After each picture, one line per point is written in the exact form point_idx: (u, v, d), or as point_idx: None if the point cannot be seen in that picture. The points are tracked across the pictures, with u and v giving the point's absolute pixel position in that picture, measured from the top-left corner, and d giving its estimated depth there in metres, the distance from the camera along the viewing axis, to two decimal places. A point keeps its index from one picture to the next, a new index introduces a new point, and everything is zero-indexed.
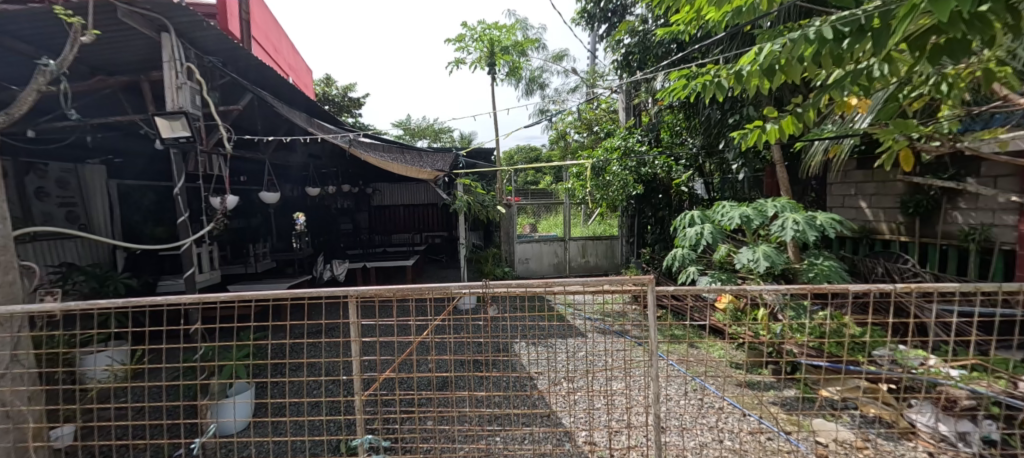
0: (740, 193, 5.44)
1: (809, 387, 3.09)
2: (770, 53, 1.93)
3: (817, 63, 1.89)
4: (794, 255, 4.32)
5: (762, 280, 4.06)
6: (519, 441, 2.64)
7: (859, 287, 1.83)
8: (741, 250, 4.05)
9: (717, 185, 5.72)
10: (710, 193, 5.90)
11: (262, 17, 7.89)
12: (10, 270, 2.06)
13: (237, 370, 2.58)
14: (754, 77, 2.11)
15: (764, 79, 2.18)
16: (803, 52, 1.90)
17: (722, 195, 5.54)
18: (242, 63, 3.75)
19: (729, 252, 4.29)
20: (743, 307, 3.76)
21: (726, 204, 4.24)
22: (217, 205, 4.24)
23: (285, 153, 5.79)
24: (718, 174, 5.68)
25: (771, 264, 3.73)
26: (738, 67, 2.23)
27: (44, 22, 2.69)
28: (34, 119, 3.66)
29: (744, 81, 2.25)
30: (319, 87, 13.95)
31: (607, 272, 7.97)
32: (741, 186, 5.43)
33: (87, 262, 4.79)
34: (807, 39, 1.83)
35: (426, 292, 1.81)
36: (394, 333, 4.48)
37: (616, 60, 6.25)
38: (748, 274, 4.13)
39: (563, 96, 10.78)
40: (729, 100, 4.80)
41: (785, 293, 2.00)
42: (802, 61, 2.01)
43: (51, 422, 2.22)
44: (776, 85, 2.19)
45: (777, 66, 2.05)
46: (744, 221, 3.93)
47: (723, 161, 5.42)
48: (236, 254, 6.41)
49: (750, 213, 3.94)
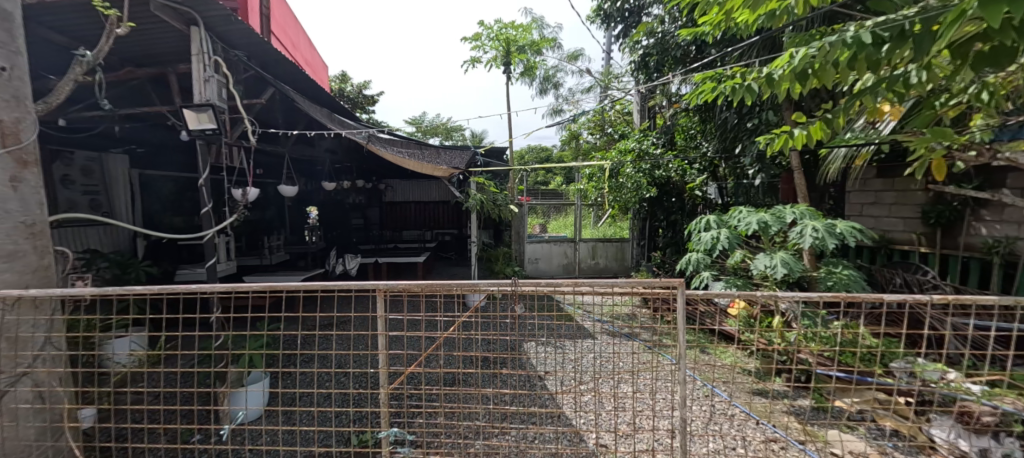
0: (754, 199, 5.36)
1: (823, 396, 3.07)
2: (805, 56, 1.92)
3: (853, 67, 1.88)
4: (811, 263, 4.25)
5: (777, 286, 4.03)
6: (529, 440, 2.71)
7: (890, 296, 1.74)
8: (758, 256, 4.00)
9: (731, 190, 5.68)
10: (724, 197, 5.88)
11: (280, 11, 7.94)
12: (46, 255, 1.99)
13: (255, 358, 2.68)
14: (786, 80, 2.09)
15: (795, 84, 2.16)
16: (839, 55, 1.88)
17: (736, 200, 5.50)
18: (265, 57, 3.80)
19: (744, 258, 4.24)
20: (758, 314, 3.72)
21: (743, 209, 4.19)
22: (237, 197, 4.31)
23: (302, 147, 5.85)
24: (733, 179, 5.64)
25: (788, 271, 3.70)
26: (770, 70, 2.20)
27: (79, 13, 2.75)
28: (65, 108, 3.75)
29: (773, 85, 2.22)
30: (335, 82, 14.10)
31: (616, 275, 7.96)
32: (755, 191, 5.34)
33: (109, 249, 4.92)
34: (844, 42, 1.81)
35: (454, 288, 1.80)
36: (406, 328, 4.53)
37: (633, 61, 6.20)
38: (763, 281, 4.09)
39: (578, 96, 10.73)
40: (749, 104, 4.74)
41: (812, 300, 1.89)
42: (836, 65, 1.99)
43: (75, 403, 2.27)
44: (808, 90, 2.17)
45: (810, 70, 2.03)
46: (762, 226, 3.89)
47: (739, 166, 5.35)
48: (251, 245, 6.51)
49: (768, 219, 3.90)
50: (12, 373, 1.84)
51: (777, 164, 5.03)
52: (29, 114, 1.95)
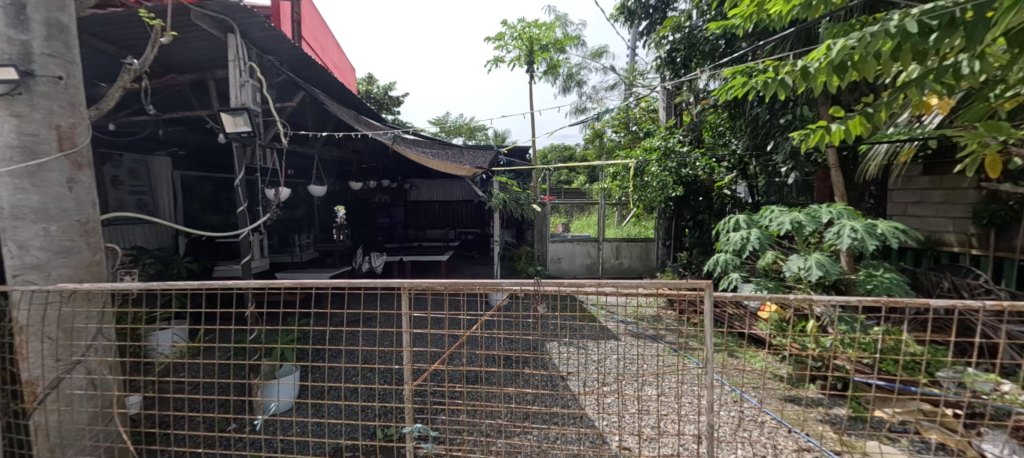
0: (787, 198, 5.17)
1: (863, 405, 2.94)
2: (843, 47, 1.86)
3: (897, 59, 1.82)
4: (849, 266, 4.07)
5: (811, 289, 3.88)
6: (551, 440, 2.73)
7: (940, 302, 1.60)
8: (790, 258, 3.86)
9: (762, 189, 5.51)
10: (754, 196, 5.71)
11: (310, 16, 8.20)
12: (97, 251, 2.09)
13: (285, 351, 2.86)
14: (823, 73, 2.02)
15: (832, 76, 2.09)
16: (881, 46, 1.82)
17: (768, 199, 5.33)
18: (296, 62, 3.93)
19: (775, 259, 4.10)
20: (791, 317, 3.60)
21: (775, 208, 4.06)
22: (270, 197, 4.48)
23: (330, 148, 6.01)
24: (765, 177, 5.45)
25: (824, 274, 3.55)
26: (805, 63, 2.14)
27: (128, 24, 2.92)
28: (115, 113, 3.99)
29: (808, 79, 2.16)
30: (362, 85, 14.44)
31: (641, 275, 7.85)
32: (788, 190, 5.17)
33: (154, 246, 5.22)
34: (888, 32, 1.74)
35: (477, 286, 1.79)
36: (428, 326, 4.61)
37: (659, 57, 6.09)
38: (796, 283, 3.94)
39: (602, 93, 10.63)
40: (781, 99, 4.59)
41: (850, 304, 1.78)
42: (878, 57, 1.93)
43: (124, 391, 2.43)
44: (846, 83, 2.09)
45: (849, 62, 1.97)
46: (795, 227, 3.75)
47: (771, 164, 5.17)
48: (283, 243, 6.76)
49: (802, 219, 3.76)
50: (67, 361, 1.95)
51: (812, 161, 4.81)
52: (83, 119, 2.07)
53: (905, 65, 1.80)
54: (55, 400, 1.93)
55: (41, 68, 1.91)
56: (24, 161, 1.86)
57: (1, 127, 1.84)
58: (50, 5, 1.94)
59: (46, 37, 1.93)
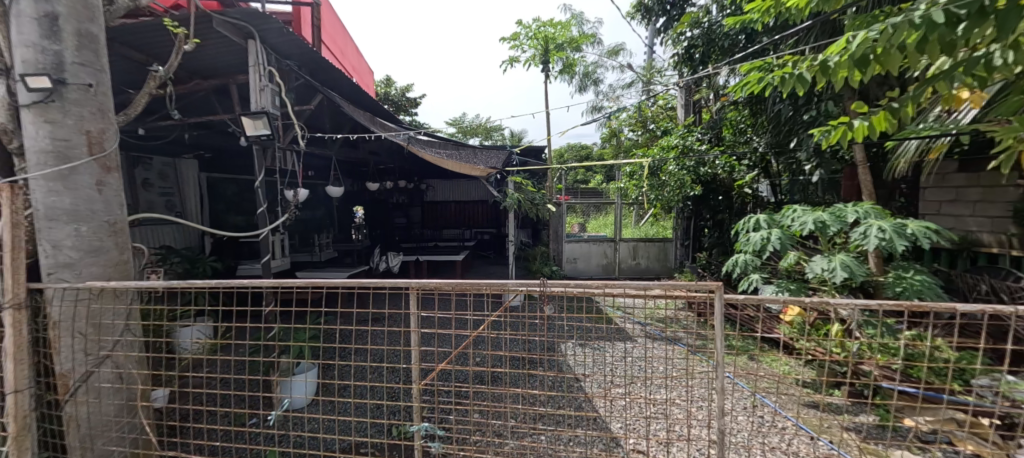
0: (812, 196, 5.02)
1: (893, 413, 2.86)
2: (865, 40, 1.81)
3: (922, 51, 1.76)
4: (878, 268, 3.93)
5: (835, 291, 3.77)
6: (564, 442, 2.74)
7: (970, 307, 1.52)
8: (814, 259, 3.76)
9: (785, 187, 5.37)
10: (777, 196, 5.57)
11: (330, 20, 8.38)
12: (125, 250, 2.18)
13: (304, 348, 2.93)
14: (844, 67, 1.97)
15: (854, 71, 2.04)
16: (905, 38, 1.77)
17: (791, 198, 5.20)
18: (314, 66, 4.02)
19: (798, 260, 4.00)
20: (815, 321, 3.50)
21: (797, 208, 3.95)
22: (289, 198, 4.58)
23: (349, 149, 6.12)
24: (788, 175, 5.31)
25: (849, 276, 3.44)
26: (825, 57, 2.09)
27: (155, 32, 3.04)
28: (144, 118, 4.16)
29: (828, 73, 2.11)
30: (380, 87, 14.66)
31: (659, 276, 7.75)
32: (813, 189, 5.02)
33: (181, 246, 5.43)
34: (912, 23, 1.69)
35: (483, 287, 1.74)
36: (443, 325, 4.66)
37: (677, 54, 5.99)
38: (820, 285, 3.83)
39: (619, 91, 10.52)
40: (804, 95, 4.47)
41: (872, 308, 1.69)
42: (902, 50, 1.87)
43: (152, 385, 2.54)
44: (868, 77, 2.03)
45: (871, 56, 1.92)
46: (819, 227, 3.64)
47: (795, 162, 5.03)
48: (304, 243, 6.92)
49: (826, 219, 3.64)
50: (96, 356, 2.03)
51: (837, 158, 4.64)
52: (111, 124, 2.16)
53: (932, 56, 1.75)
54: (85, 392, 2.03)
55: (71, 76, 2.00)
56: (57, 165, 1.97)
57: (37, 133, 1.95)
58: (79, 16, 2.04)
59: (77, 46, 2.02)
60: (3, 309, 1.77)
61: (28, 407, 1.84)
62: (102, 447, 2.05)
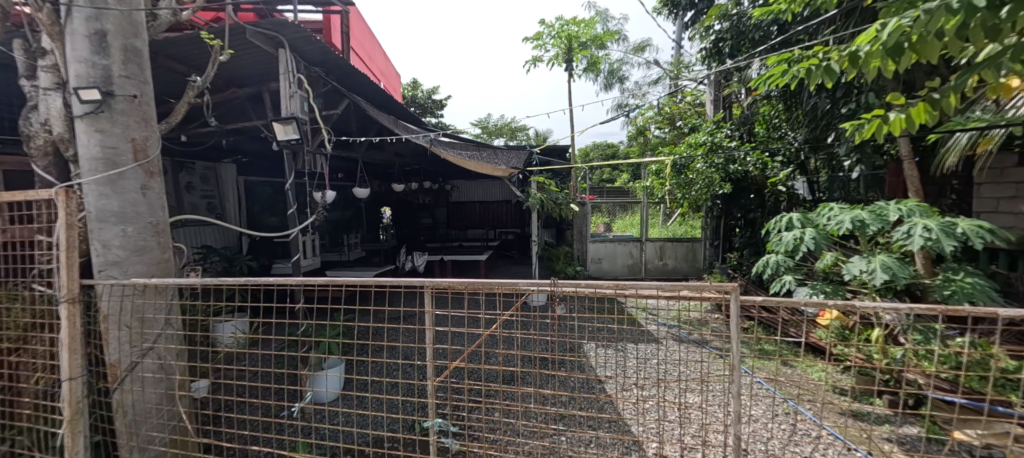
0: (853, 194, 4.79)
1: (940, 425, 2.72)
2: (898, 27, 1.74)
3: (963, 37, 1.68)
4: (926, 270, 3.73)
5: (877, 294, 3.58)
6: (584, 443, 2.74)
7: (1013, 312, 1.41)
8: (852, 260, 3.59)
9: (825, 184, 5.16)
10: (814, 193, 5.36)
11: (358, 26, 8.63)
12: (166, 250, 2.33)
13: (332, 344, 3.05)
14: (876, 57, 1.89)
15: (887, 60, 1.96)
16: (943, 23, 1.69)
17: (831, 196, 4.97)
18: (341, 71, 4.16)
19: (836, 261, 3.82)
20: (853, 325, 3.34)
21: (834, 206, 3.79)
22: (318, 200, 4.76)
23: (375, 152, 6.29)
24: (828, 172, 5.09)
25: (891, 278, 3.26)
26: (856, 47, 2.02)
27: (195, 45, 3.23)
28: (186, 126, 4.42)
29: (859, 64, 2.04)
30: (407, 90, 14.96)
31: (687, 277, 7.58)
32: (854, 186, 4.80)
33: (221, 246, 5.73)
34: (950, 8, 1.61)
35: (494, 287, 1.75)
36: (466, 325, 4.73)
37: (704, 49, 5.85)
38: (860, 287, 3.66)
39: (645, 88, 10.36)
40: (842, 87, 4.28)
41: (905, 313, 1.57)
42: (941, 37, 1.78)
43: (192, 377, 2.70)
44: (904, 66, 1.94)
45: (906, 44, 1.84)
46: (857, 226, 3.48)
47: (834, 157, 4.81)
48: (334, 243, 7.16)
49: (866, 218, 3.45)
50: (140, 347, 2.19)
51: (881, 152, 4.51)
52: (154, 132, 2.32)
53: (976, 42, 1.67)
54: (130, 381, 2.18)
55: (118, 89, 2.16)
56: (106, 170, 2.13)
57: (89, 141, 2.12)
58: (125, 32, 2.19)
59: (123, 61, 2.18)
60: (62, 302, 1.92)
61: (81, 394, 1.98)
62: (145, 432, 2.21)
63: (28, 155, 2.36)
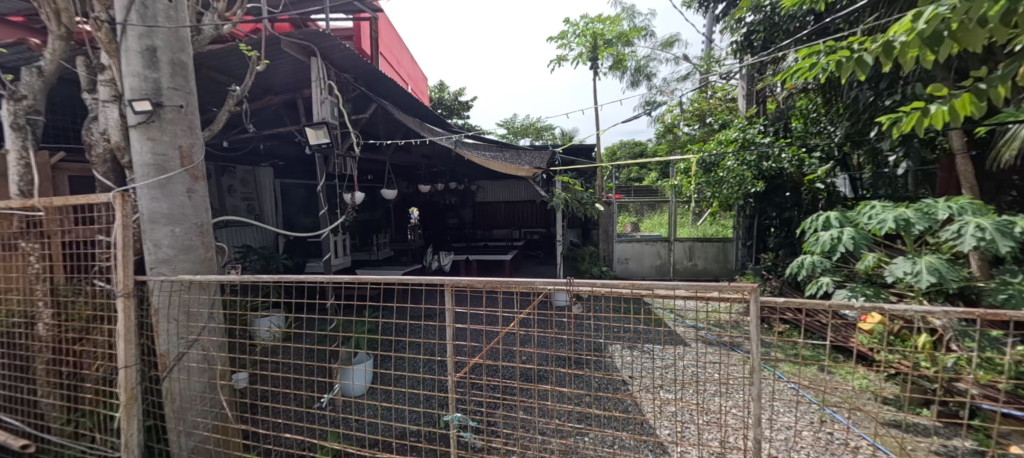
0: (901, 191, 4.58)
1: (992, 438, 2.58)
2: (934, 16, 1.67)
3: (1009, 24, 1.61)
4: (981, 272, 3.51)
5: (926, 298, 3.39)
6: (607, 443, 2.76)
7: None
8: (896, 260, 3.42)
9: (868, 181, 4.93)
10: (858, 190, 5.15)
11: (387, 32, 8.87)
12: (209, 248, 2.49)
13: (360, 341, 3.16)
14: (912, 47, 1.81)
15: (925, 50, 1.87)
16: (986, 9, 1.62)
17: (874, 193, 4.73)
18: (370, 77, 4.30)
19: (878, 262, 3.65)
20: (896, 329, 3.17)
21: (876, 204, 3.62)
22: (348, 201, 4.92)
23: (403, 154, 6.45)
24: (872, 168, 4.84)
25: (939, 280, 3.09)
26: (890, 37, 1.94)
27: (235, 56, 3.43)
28: (227, 132, 4.68)
29: (894, 55, 1.96)
30: (434, 92, 15.21)
31: (718, 278, 7.38)
32: (901, 183, 4.55)
33: (259, 245, 6.04)
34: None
35: (512, 286, 1.78)
36: (493, 323, 4.80)
37: (735, 42, 5.69)
38: (905, 290, 3.48)
39: (673, 85, 10.15)
40: (885, 78, 4.08)
41: (946, 317, 1.42)
42: (984, 24, 1.70)
43: (233, 367, 2.87)
44: (943, 56, 1.86)
45: (946, 32, 1.76)
46: (901, 225, 3.31)
47: (878, 153, 4.59)
48: (363, 242, 7.40)
49: (911, 216, 3.29)
50: (187, 339, 2.36)
51: (931, 147, 4.28)
52: (198, 139, 2.48)
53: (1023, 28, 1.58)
54: (178, 370, 2.34)
55: (167, 100, 2.34)
56: (157, 176, 2.30)
57: (141, 149, 2.30)
58: (173, 47, 2.37)
59: (171, 74, 2.36)
60: (119, 297, 2.09)
61: (135, 381, 2.15)
62: (191, 418, 2.37)
63: (90, 162, 2.60)
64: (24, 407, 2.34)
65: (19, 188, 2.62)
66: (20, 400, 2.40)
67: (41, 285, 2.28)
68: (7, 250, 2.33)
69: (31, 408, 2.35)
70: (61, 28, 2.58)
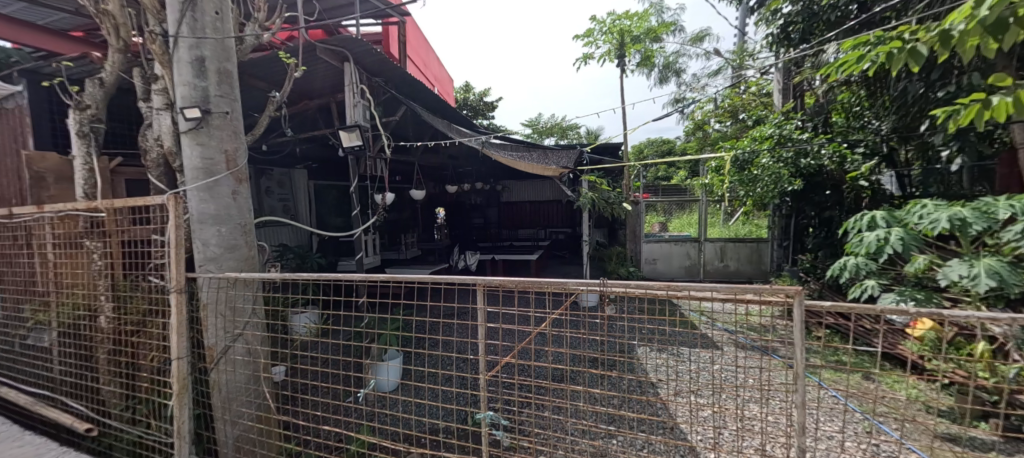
0: (955, 189, 4.31)
1: None
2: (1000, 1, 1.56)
3: None
4: None
5: (984, 303, 3.17)
6: (636, 446, 2.73)
7: None
8: (949, 263, 3.22)
9: (918, 178, 4.68)
10: (906, 188, 4.89)
11: (414, 34, 9.03)
12: (252, 248, 2.61)
13: (391, 338, 3.24)
14: (971, 35, 1.71)
15: (987, 38, 1.76)
16: None
17: (924, 191, 4.47)
18: (401, 80, 4.41)
19: (928, 265, 3.45)
20: (950, 336, 2.98)
21: (927, 203, 3.42)
22: (379, 202, 5.05)
23: (431, 155, 6.56)
24: (921, 164, 4.57)
25: (999, 284, 2.88)
26: (947, 25, 1.83)
27: (275, 63, 3.58)
28: (266, 136, 4.89)
29: (952, 44, 1.85)
30: (460, 93, 15.37)
31: (751, 280, 7.15)
32: (955, 180, 4.28)
33: (294, 244, 6.27)
34: None
35: (545, 287, 1.79)
36: (520, 323, 4.83)
37: (770, 35, 5.49)
38: (960, 294, 3.28)
39: (703, 80, 9.89)
40: (937, 68, 3.85)
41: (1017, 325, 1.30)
42: None
43: (273, 361, 2.99)
44: (1008, 44, 1.74)
45: (1011, 18, 1.65)
46: (955, 226, 3.12)
47: (929, 147, 4.34)
48: (392, 242, 7.57)
49: (967, 216, 3.10)
50: (232, 333, 2.47)
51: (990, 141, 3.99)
52: (242, 144, 2.61)
53: None
54: (225, 362, 2.47)
55: (214, 107, 2.47)
56: (205, 179, 2.44)
57: (191, 153, 2.44)
58: (219, 57, 2.50)
59: (217, 82, 2.49)
60: (172, 292, 2.22)
61: (186, 371, 2.28)
62: (237, 408, 2.49)
63: (145, 167, 2.78)
64: (89, 394, 2.53)
65: (84, 191, 2.84)
66: (84, 388, 2.58)
67: (102, 281, 2.45)
68: (73, 248, 2.52)
69: (94, 395, 2.54)
70: (119, 42, 2.76)
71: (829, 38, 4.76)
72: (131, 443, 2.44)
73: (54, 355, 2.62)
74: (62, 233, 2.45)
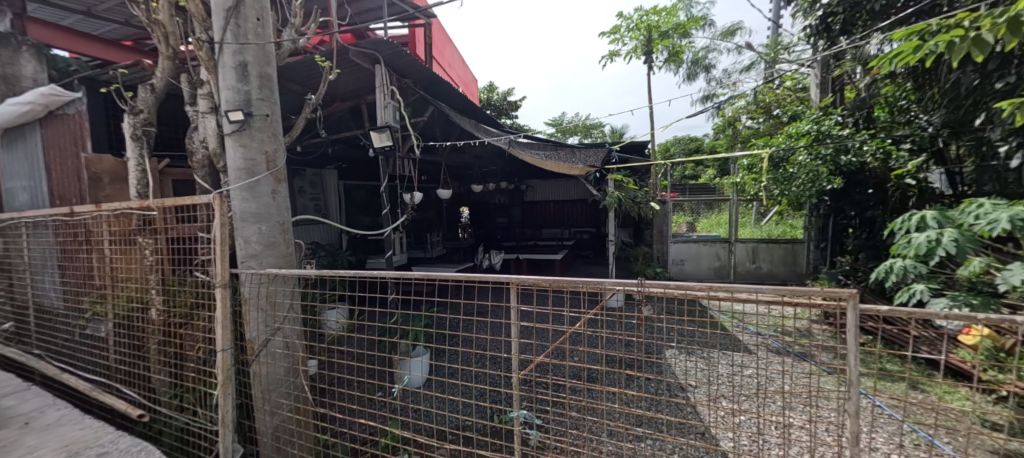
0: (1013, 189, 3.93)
1: None
2: None
3: None
4: None
5: None
6: (667, 451, 2.68)
7: None
8: (1009, 266, 3.02)
9: (971, 175, 4.40)
10: (957, 186, 4.60)
11: (440, 36, 9.13)
12: (289, 245, 2.70)
13: (418, 335, 3.28)
14: None
15: None
16: None
17: (978, 189, 4.19)
18: (428, 80, 4.46)
19: (984, 268, 3.24)
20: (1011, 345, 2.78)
21: (984, 202, 3.22)
22: (407, 201, 5.13)
23: (458, 154, 6.62)
24: (975, 161, 4.30)
25: None
26: None
27: (310, 66, 3.69)
28: (300, 137, 5.05)
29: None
30: (484, 93, 15.45)
31: (785, 282, 6.89)
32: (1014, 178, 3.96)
33: (326, 242, 6.48)
34: None
35: (580, 286, 1.78)
36: (546, 322, 4.82)
37: (808, 27, 5.29)
38: (1020, 300, 3.06)
39: (734, 76, 9.61)
40: (996, 58, 3.59)
41: None
42: None
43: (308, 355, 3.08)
44: None
45: None
46: (1016, 227, 2.91)
47: (984, 142, 4.08)
48: (419, 240, 7.68)
49: None
50: (271, 327, 2.57)
51: None
52: (280, 145, 2.70)
53: None
54: (265, 355, 2.58)
55: (255, 110, 2.57)
56: (247, 178, 2.54)
57: (234, 155, 2.55)
58: (261, 62, 2.61)
59: (259, 85, 2.60)
60: (217, 287, 2.33)
61: (230, 363, 2.39)
62: (276, 399, 2.58)
63: (191, 168, 2.92)
64: (141, 382, 2.68)
65: (137, 191, 3.00)
66: (137, 376, 2.74)
67: (153, 276, 2.59)
68: (127, 244, 2.67)
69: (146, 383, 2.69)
70: (169, 49, 2.90)
71: (874, 29, 4.51)
72: (179, 429, 2.59)
73: (110, 345, 2.80)
74: (117, 230, 2.61)
